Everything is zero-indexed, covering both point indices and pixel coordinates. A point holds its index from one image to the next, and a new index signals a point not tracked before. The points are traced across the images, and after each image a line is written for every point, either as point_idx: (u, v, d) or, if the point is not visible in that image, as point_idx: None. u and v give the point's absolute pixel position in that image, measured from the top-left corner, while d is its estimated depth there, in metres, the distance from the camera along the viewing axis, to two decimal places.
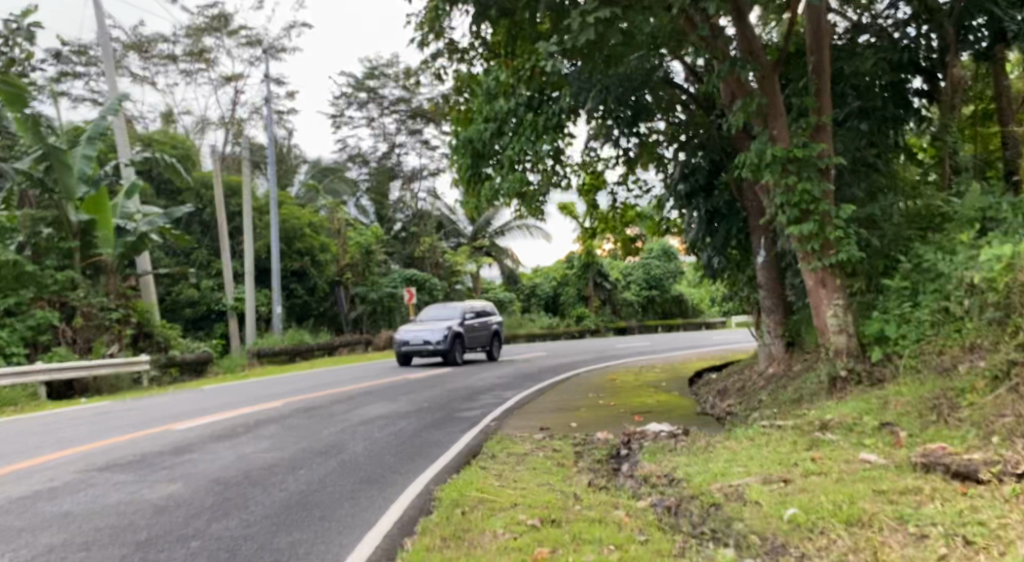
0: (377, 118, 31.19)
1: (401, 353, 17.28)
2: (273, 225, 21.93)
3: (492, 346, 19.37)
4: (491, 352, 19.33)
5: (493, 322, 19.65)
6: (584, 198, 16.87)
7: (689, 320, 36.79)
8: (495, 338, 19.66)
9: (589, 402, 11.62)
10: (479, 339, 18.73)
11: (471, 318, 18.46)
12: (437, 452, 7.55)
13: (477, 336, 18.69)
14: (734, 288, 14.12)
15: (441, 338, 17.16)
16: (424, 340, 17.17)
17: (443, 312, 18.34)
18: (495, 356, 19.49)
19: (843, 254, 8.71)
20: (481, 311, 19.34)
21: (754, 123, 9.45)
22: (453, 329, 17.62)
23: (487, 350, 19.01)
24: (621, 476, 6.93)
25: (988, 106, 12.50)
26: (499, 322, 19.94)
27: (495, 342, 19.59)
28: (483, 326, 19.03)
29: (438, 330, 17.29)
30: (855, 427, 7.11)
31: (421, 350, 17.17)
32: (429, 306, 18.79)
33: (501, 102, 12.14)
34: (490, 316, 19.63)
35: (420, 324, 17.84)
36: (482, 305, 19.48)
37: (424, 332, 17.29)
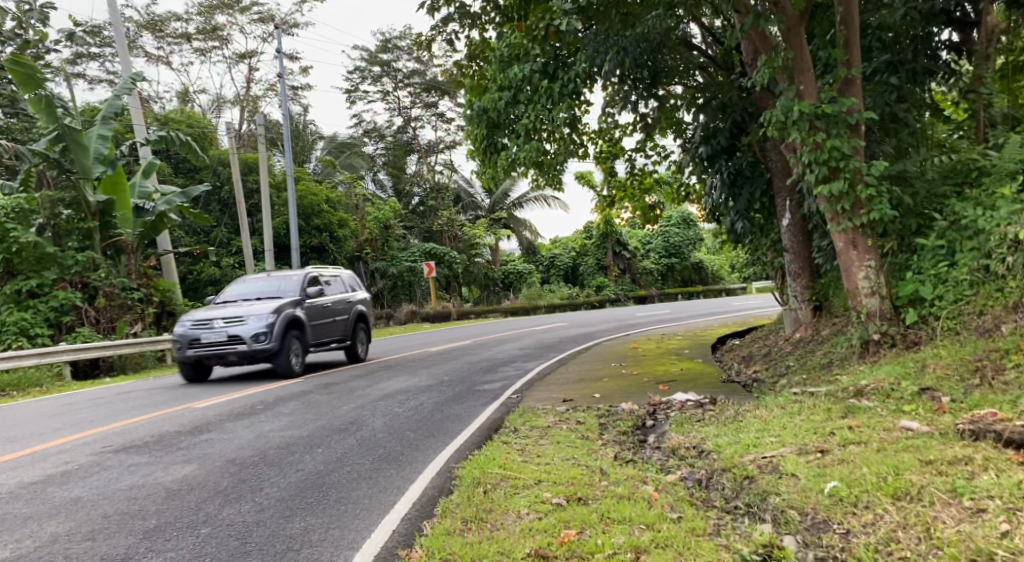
0: (391, 92, 30.76)
1: (192, 358, 10.77)
2: (290, 202, 21.67)
3: (351, 338, 13.20)
4: (354, 346, 13.24)
5: (355, 302, 13.65)
6: (603, 165, 16.46)
7: (710, 287, 36.34)
8: (358, 325, 13.70)
9: (612, 372, 11.37)
10: (329, 331, 12.56)
11: (314, 298, 12.24)
12: (456, 428, 7.32)
13: (330, 324, 12.57)
14: (756, 253, 13.78)
15: (262, 331, 10.79)
16: (232, 336, 10.73)
17: (271, 286, 12.09)
18: (362, 354, 13.51)
19: (875, 213, 8.33)
20: (332, 286, 13.25)
21: (781, 78, 8.99)
22: (286, 313, 11.35)
23: (346, 346, 13.01)
24: (648, 448, 6.69)
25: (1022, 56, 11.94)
26: (364, 303, 13.94)
27: (359, 329, 13.59)
28: (341, 308, 13.04)
29: (256, 317, 10.88)
30: (893, 393, 6.78)
31: (226, 352, 10.73)
32: (245, 279, 12.41)
33: (516, 68, 11.79)
34: (350, 293, 13.64)
35: (224, 307, 11.32)
36: (333, 281, 13.40)
37: (230, 322, 10.84)
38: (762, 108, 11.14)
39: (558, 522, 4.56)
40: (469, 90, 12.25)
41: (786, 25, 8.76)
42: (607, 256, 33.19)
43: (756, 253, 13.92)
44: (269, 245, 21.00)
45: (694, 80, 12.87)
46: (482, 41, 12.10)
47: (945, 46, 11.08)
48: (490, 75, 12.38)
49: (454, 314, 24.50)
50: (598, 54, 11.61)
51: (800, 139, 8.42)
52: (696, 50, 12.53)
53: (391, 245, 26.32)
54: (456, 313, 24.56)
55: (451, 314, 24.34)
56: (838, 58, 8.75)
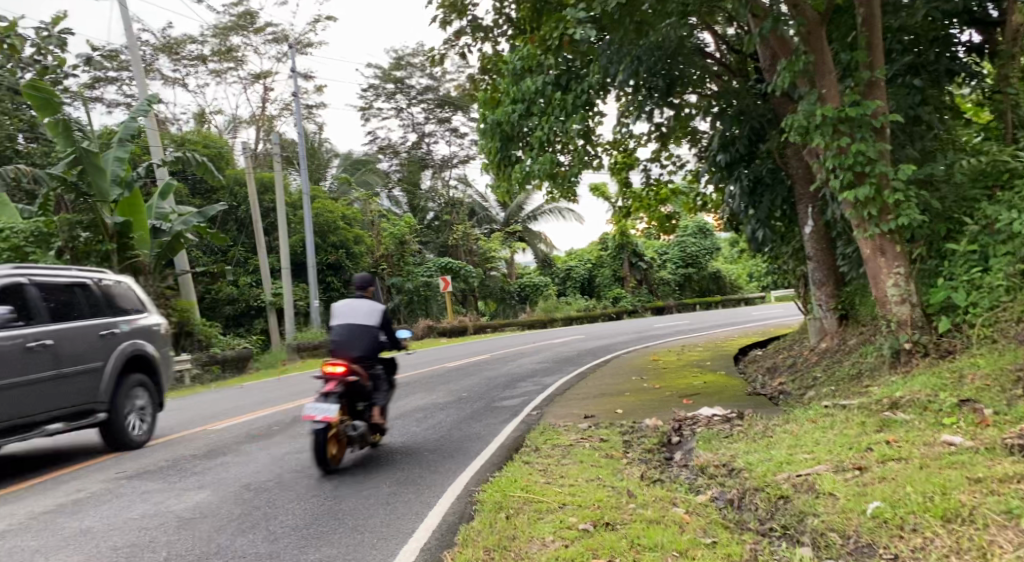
0: (405, 109, 30.73)
1: None
2: (307, 220, 21.62)
3: (110, 404, 7.39)
4: (112, 421, 7.36)
5: (115, 341, 7.52)
6: (617, 177, 16.28)
7: (728, 297, 35.89)
8: (137, 379, 7.85)
9: (634, 386, 11.12)
10: (37, 400, 6.57)
11: (4, 333, 6.33)
12: (476, 447, 7.12)
13: (50, 384, 6.67)
14: (777, 261, 13.55)
15: None
16: None
17: None
18: (138, 431, 7.71)
19: (903, 219, 8.08)
20: (79, 309, 7.33)
21: (800, 83, 8.75)
22: None
23: (101, 416, 7.24)
24: (675, 466, 6.47)
25: None
26: (157, 335, 8.18)
27: (134, 388, 7.74)
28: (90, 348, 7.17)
29: None
30: (929, 405, 6.52)
31: None
32: None
33: (529, 81, 11.64)
34: (115, 321, 7.61)
35: None
36: (76, 298, 7.32)
37: None
38: (781, 114, 10.94)
39: (586, 550, 4.35)
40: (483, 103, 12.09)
41: (807, 28, 8.54)
42: (623, 266, 33.01)
43: (777, 261, 13.65)
44: (285, 262, 20.95)
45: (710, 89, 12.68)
46: (494, 54, 11.96)
47: (963, 49, 10.83)
48: (504, 88, 12.24)
49: (471, 328, 24.32)
50: (611, 63, 11.39)
51: (823, 145, 8.20)
52: (710, 59, 12.35)
53: (406, 261, 26.08)
54: (473, 328, 24.38)
55: (469, 328, 24.15)
56: (860, 61, 8.51)
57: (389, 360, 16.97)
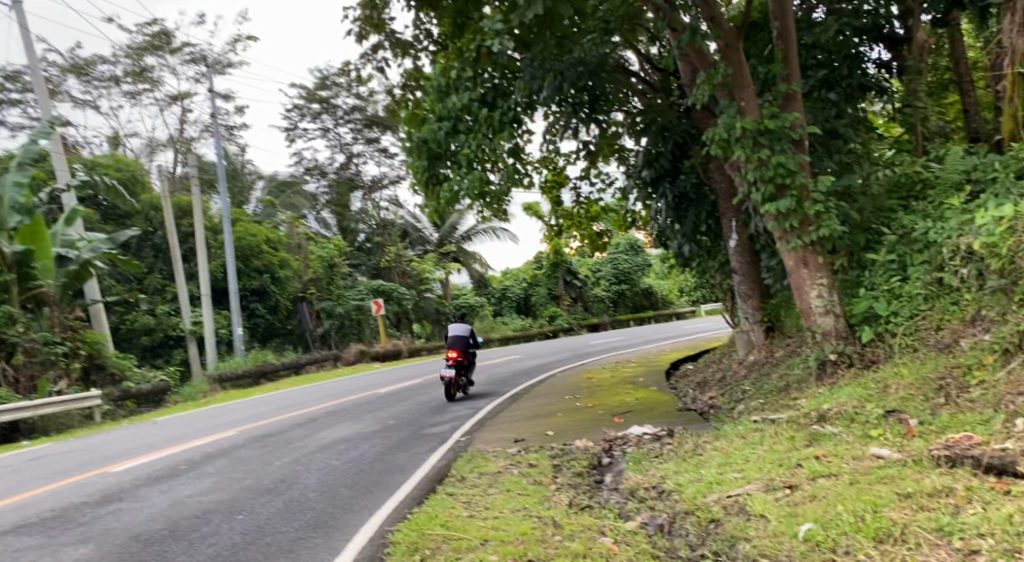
0: (332, 129, 30.12)
1: None
2: (228, 245, 20.83)
3: None
4: None
5: None
6: (548, 195, 16.16)
7: (660, 311, 36.30)
8: None
9: (566, 406, 10.90)
10: None
11: None
12: (397, 480, 6.75)
13: None
14: (704, 276, 13.59)
15: None
16: None
17: None
18: None
19: (824, 230, 8.10)
20: None
21: (719, 96, 8.73)
22: None
23: None
24: (606, 490, 6.23)
25: (945, 76, 12.23)
26: None
27: None
28: None
29: None
30: (857, 416, 6.45)
31: None
32: None
33: (454, 97, 11.36)
34: None
35: None
36: None
37: None
38: (703, 128, 10.98)
39: None
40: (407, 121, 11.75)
41: (724, 40, 8.51)
42: (558, 285, 33.09)
43: (704, 276, 13.70)
44: (205, 289, 20.13)
45: (634, 105, 12.63)
46: (416, 70, 11.67)
47: (873, 65, 11.09)
48: (428, 105, 11.95)
49: (405, 351, 23.79)
50: (534, 77, 11.18)
51: (744, 157, 8.19)
52: (635, 76, 12.35)
53: (336, 284, 25.42)
54: (406, 351, 23.88)
55: (401, 351, 23.65)
56: (777, 74, 8.55)
57: (317, 388, 16.39)
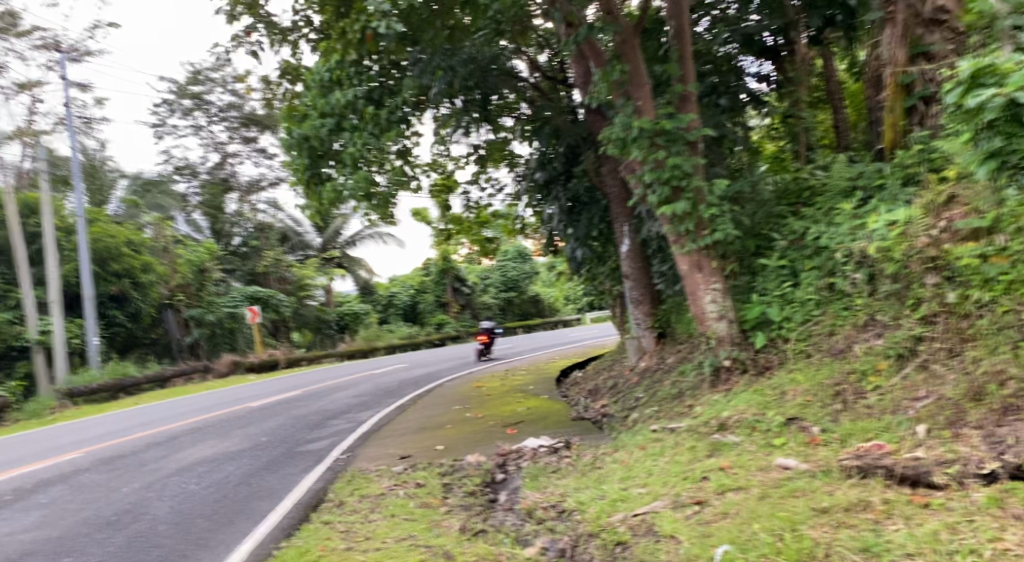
0: (205, 127, 28.39)
1: None
2: (82, 247, 19.03)
3: None
4: None
5: None
6: (437, 200, 15.59)
7: (548, 319, 36.31)
8: None
9: (455, 416, 10.37)
10: None
11: None
12: (265, 507, 6.13)
13: None
14: (594, 282, 13.40)
15: None
16: None
17: None
18: None
19: (718, 234, 8.00)
20: None
21: (614, 95, 8.41)
22: None
23: None
24: (500, 511, 5.77)
25: (820, 92, 12.61)
26: None
27: None
28: None
29: None
30: (758, 424, 6.24)
31: None
32: None
33: (338, 93, 10.73)
34: None
35: None
36: None
37: None
38: (595, 133, 10.89)
39: None
40: (284, 117, 10.98)
41: (622, 37, 8.24)
42: (446, 291, 32.49)
43: (594, 282, 13.47)
44: (55, 295, 18.33)
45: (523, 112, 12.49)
46: (296, 60, 10.90)
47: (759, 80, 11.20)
48: (309, 100, 11.19)
49: (282, 361, 22.58)
50: (422, 72, 10.79)
51: (641, 157, 7.95)
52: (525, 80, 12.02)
53: (207, 291, 23.88)
54: (284, 360, 22.66)
55: (279, 361, 22.43)
56: (673, 74, 8.31)
57: (184, 402, 15.17)
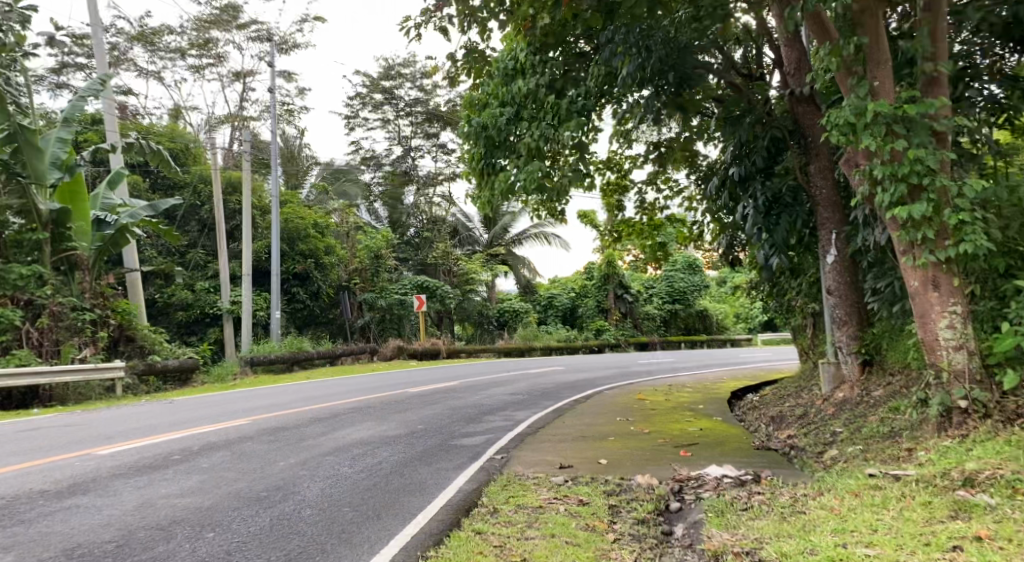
0: (392, 120, 29.16)
1: None
2: (274, 226, 19.73)
3: None
4: None
5: None
6: (607, 201, 14.71)
7: (713, 336, 34.30)
8: None
9: (619, 427, 9.45)
10: None
11: None
12: (416, 505, 5.53)
13: None
14: (784, 296, 12.00)
15: None
16: None
17: None
18: None
19: (967, 246, 6.56)
20: None
21: (845, 77, 7.21)
22: None
23: None
24: (678, 548, 4.85)
25: None
26: None
27: None
28: None
29: None
30: (1017, 484, 4.92)
31: None
32: None
33: (520, 81, 10.19)
34: None
35: None
36: None
37: None
38: (805, 126, 9.61)
39: None
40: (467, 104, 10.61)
41: (860, 5, 6.94)
42: (608, 298, 31.03)
43: (781, 298, 12.13)
44: (245, 269, 19.17)
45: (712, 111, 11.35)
46: (482, 51, 10.63)
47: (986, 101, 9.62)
48: (491, 92, 10.75)
49: (445, 351, 22.57)
50: (612, 56, 9.85)
51: (875, 147, 6.65)
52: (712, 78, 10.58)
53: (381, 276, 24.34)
54: (446, 351, 22.60)
55: (441, 351, 22.43)
56: (921, 51, 6.98)
57: (347, 381, 15.31)
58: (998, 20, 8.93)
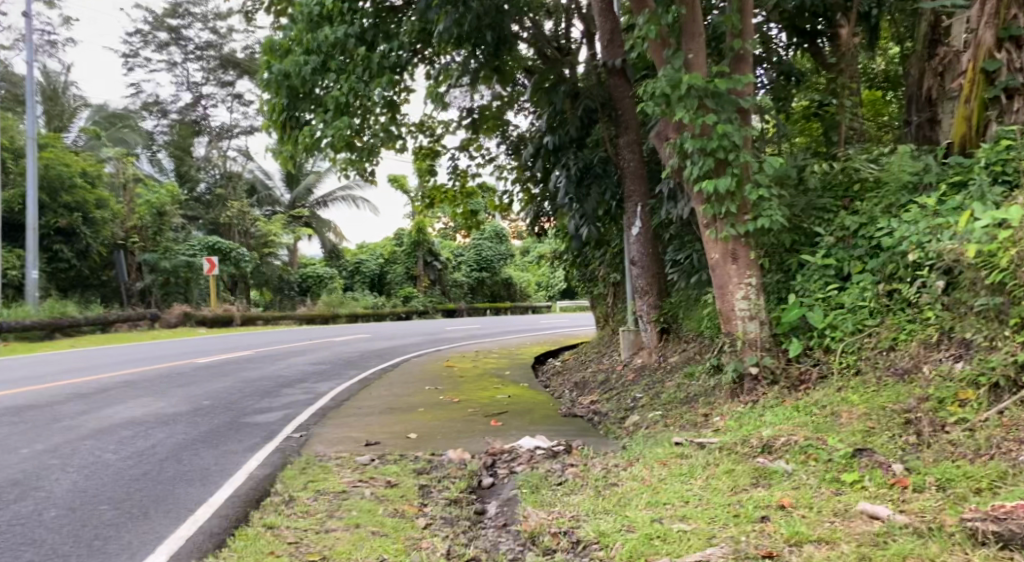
0: (179, 64, 26.56)
1: None
2: (30, 172, 17.17)
3: None
4: None
5: None
6: (418, 164, 14.21)
7: (519, 304, 34.78)
8: None
9: (425, 398, 9.10)
10: None
11: None
12: (194, 499, 4.83)
13: None
14: (590, 265, 12.26)
15: None
16: None
17: None
18: None
19: (764, 221, 6.80)
20: None
21: (662, 47, 7.20)
22: None
23: None
24: (494, 530, 4.60)
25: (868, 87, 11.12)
26: None
27: None
28: None
29: None
30: (808, 449, 5.15)
31: None
32: None
33: (327, 30, 9.21)
34: None
35: None
36: None
37: None
38: (617, 98, 9.61)
39: None
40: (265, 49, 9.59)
41: None
42: (417, 265, 30.63)
43: (586, 266, 12.36)
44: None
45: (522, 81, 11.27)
46: None
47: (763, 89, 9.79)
48: (294, 35, 9.64)
49: (238, 318, 21.05)
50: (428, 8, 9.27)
51: (686, 120, 6.71)
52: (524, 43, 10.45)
53: (165, 235, 22.33)
54: (239, 318, 21.08)
55: (233, 318, 20.87)
56: (731, 27, 7.06)
57: (122, 349, 13.79)
58: (788, 8, 9.36)
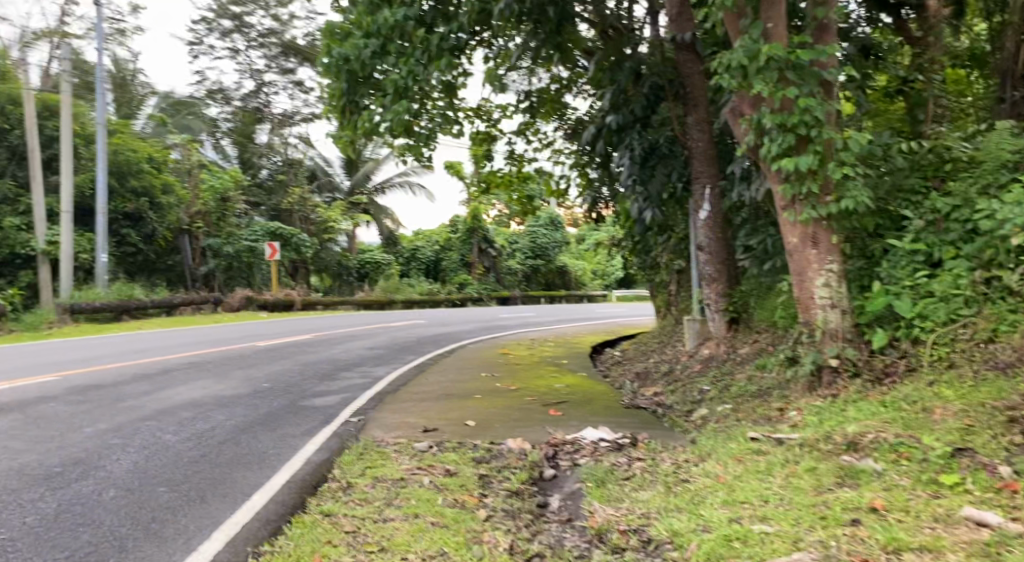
0: (241, 51, 26.85)
1: None
2: (98, 157, 17.49)
3: None
4: None
5: None
6: (476, 150, 13.96)
7: (574, 292, 34.45)
8: None
9: (483, 385, 8.89)
10: None
11: None
12: (250, 483, 4.69)
13: None
14: (652, 251, 11.86)
15: None
16: None
17: None
18: None
19: (848, 202, 6.35)
20: None
21: (738, 16, 6.79)
22: None
23: None
24: (559, 525, 4.34)
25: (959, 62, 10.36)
26: None
27: None
28: None
29: None
30: (898, 448, 4.75)
31: None
32: None
33: (386, 11, 9.00)
34: None
35: None
36: None
37: None
38: (685, 75, 9.20)
39: None
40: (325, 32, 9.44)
41: None
42: (472, 252, 30.66)
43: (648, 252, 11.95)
44: (65, 206, 16.96)
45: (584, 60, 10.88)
46: None
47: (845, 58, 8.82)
48: (355, 18, 9.51)
49: (297, 303, 21.23)
50: None
51: (765, 93, 6.29)
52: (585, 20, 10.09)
53: (227, 220, 22.67)
54: (299, 303, 21.28)
55: (292, 303, 21.07)
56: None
57: (184, 332, 13.95)
58: None
